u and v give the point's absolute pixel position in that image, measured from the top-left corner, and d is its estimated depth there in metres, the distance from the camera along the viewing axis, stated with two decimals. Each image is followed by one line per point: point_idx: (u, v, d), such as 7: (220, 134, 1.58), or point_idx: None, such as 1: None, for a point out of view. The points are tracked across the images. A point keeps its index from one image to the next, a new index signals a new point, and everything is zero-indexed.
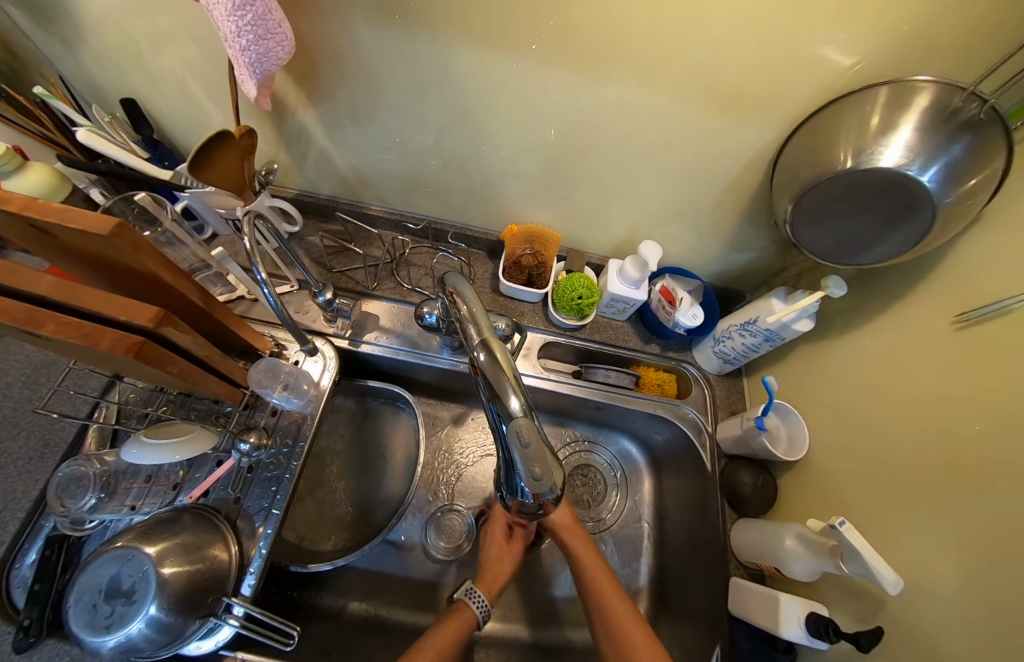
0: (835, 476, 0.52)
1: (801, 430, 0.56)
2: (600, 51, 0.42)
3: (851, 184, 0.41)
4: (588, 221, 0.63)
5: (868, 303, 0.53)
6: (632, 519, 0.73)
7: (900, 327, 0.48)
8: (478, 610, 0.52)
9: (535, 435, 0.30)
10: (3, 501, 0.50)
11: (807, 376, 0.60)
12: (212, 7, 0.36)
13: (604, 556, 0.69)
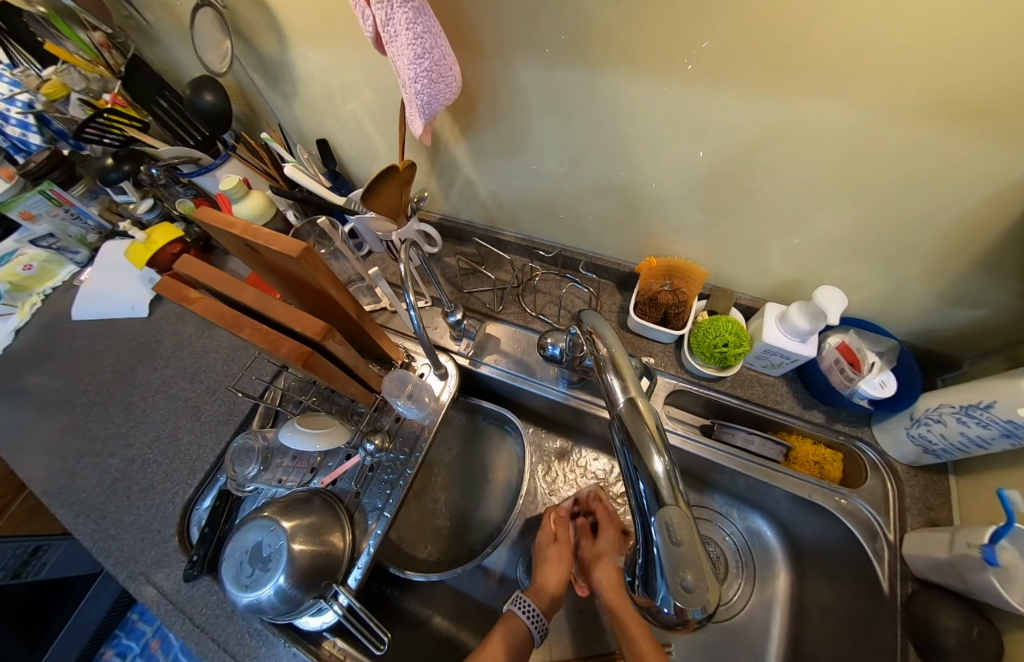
0: None
1: None
2: (786, 68, 0.35)
3: None
4: (741, 258, 0.55)
5: None
6: (759, 616, 0.60)
7: None
8: (528, 621, 0.49)
9: (688, 530, 0.25)
10: (199, 454, 0.63)
11: None
12: (398, 58, 0.41)
13: (719, 653, 0.58)
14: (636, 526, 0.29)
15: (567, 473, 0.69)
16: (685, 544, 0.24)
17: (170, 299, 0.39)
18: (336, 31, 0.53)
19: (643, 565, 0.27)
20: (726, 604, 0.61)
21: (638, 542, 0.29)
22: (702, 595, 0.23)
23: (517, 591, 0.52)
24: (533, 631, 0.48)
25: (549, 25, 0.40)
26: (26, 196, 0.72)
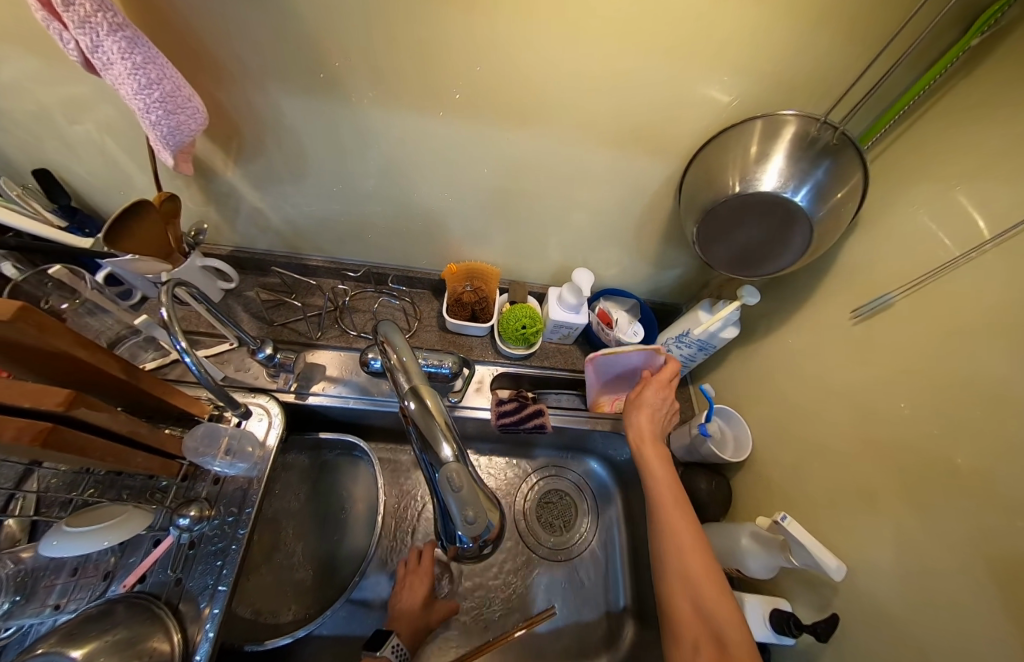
0: (779, 469, 0.55)
1: (745, 431, 0.59)
2: (515, 101, 0.45)
3: (742, 205, 0.46)
4: (525, 254, 0.66)
5: (783, 307, 0.58)
6: (605, 542, 0.72)
7: (813, 324, 0.53)
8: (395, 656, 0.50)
9: (468, 477, 0.30)
10: None
11: (742, 379, 0.64)
12: (119, 85, 0.37)
13: (580, 582, 0.69)
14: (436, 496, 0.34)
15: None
16: (463, 488, 0.29)
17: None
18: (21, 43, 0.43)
19: (443, 519, 0.32)
20: (581, 539, 0.72)
21: (437, 505, 0.34)
22: (480, 522, 0.30)
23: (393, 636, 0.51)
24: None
25: (303, 60, 0.42)
26: None
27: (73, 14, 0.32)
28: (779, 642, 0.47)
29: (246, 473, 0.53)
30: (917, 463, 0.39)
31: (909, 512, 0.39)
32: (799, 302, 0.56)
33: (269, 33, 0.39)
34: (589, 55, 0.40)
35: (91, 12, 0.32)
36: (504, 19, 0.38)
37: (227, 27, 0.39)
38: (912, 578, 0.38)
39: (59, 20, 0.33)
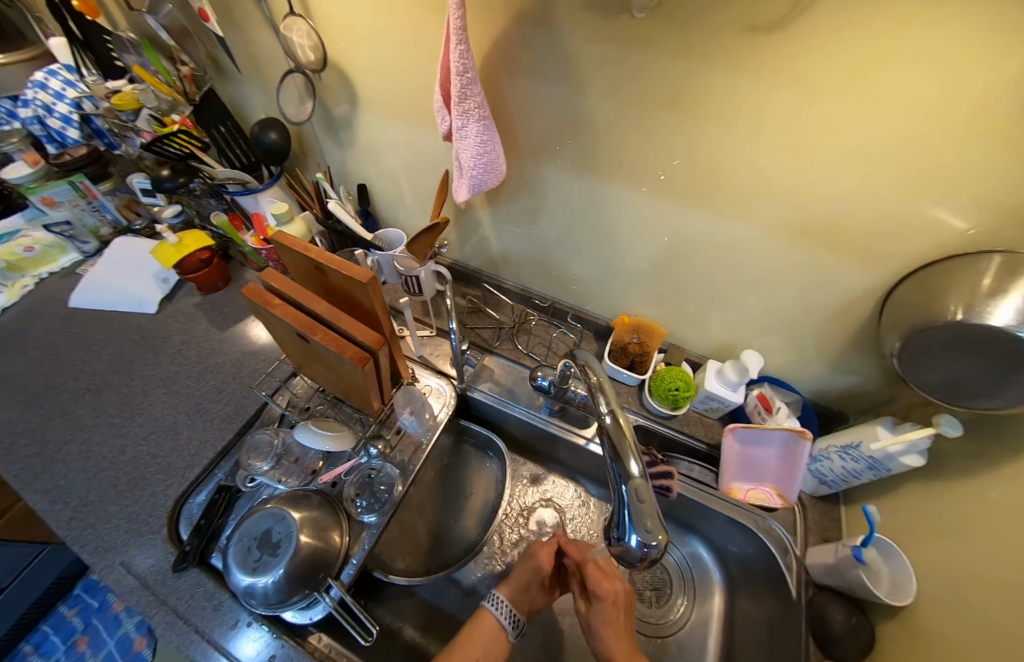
0: (940, 641, 0.44)
1: (907, 574, 0.49)
2: (729, 196, 0.51)
3: (957, 332, 0.41)
4: (690, 324, 0.71)
5: (978, 458, 0.47)
6: (696, 635, 0.68)
7: (998, 491, 0.44)
8: (503, 618, 0.51)
9: (649, 493, 0.37)
10: (197, 447, 0.66)
11: (905, 521, 0.54)
12: (462, 150, 0.52)
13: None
14: (613, 501, 0.40)
15: (538, 496, 0.78)
16: (647, 501, 0.36)
17: (252, 301, 0.48)
18: (394, 112, 0.64)
19: (618, 518, 0.38)
20: (672, 619, 0.69)
21: (614, 510, 0.40)
22: (657, 535, 0.35)
23: (495, 591, 0.53)
24: (507, 627, 0.51)
25: (578, 143, 0.55)
26: (55, 184, 0.83)
27: (460, 107, 0.48)
28: None
29: (421, 435, 0.67)
30: None
31: None
32: (1002, 452, 0.45)
33: (551, 124, 0.55)
34: (794, 169, 0.45)
35: (473, 106, 0.47)
36: (743, 136, 0.45)
37: (524, 114, 0.55)
38: None
39: (448, 109, 0.50)
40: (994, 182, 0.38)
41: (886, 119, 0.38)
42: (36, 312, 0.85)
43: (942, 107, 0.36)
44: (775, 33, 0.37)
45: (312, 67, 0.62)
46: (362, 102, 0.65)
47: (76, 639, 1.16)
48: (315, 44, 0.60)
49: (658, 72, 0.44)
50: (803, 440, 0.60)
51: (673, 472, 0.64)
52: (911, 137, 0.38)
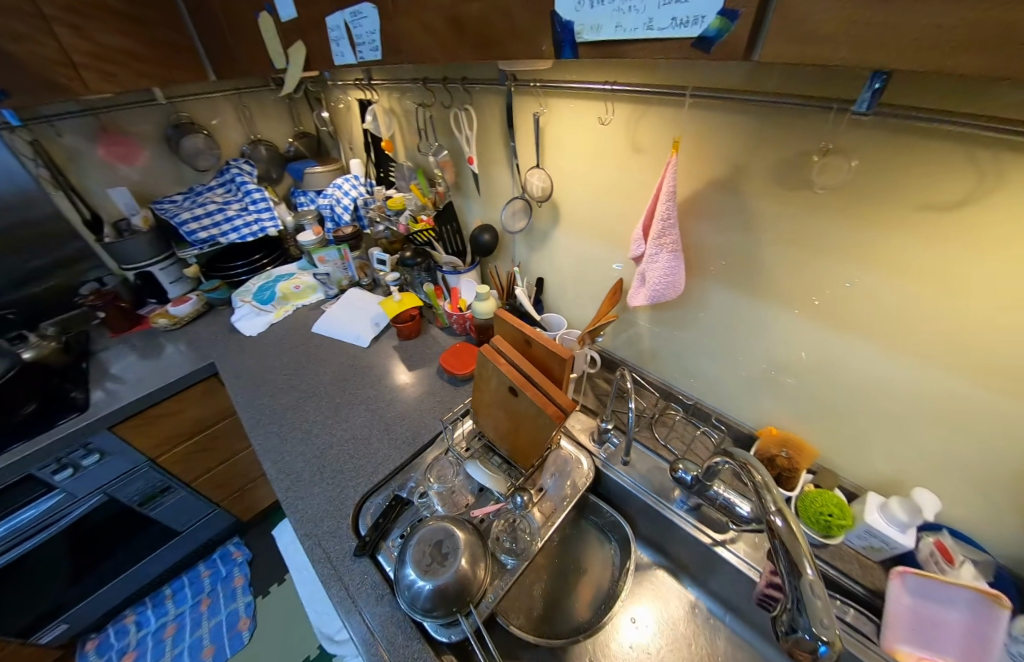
0: None
1: None
2: (897, 332, 0.56)
3: None
4: (844, 451, 0.71)
5: None
6: None
7: None
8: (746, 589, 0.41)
9: (822, 592, 0.41)
10: (383, 457, 0.83)
11: None
12: (650, 269, 0.67)
13: None
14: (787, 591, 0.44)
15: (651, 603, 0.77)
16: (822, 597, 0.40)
17: (484, 358, 0.65)
18: (583, 229, 0.84)
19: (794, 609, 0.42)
20: None
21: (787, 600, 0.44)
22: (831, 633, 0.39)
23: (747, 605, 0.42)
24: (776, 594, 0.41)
25: (745, 272, 0.67)
26: (330, 250, 1.24)
27: (656, 243, 0.64)
28: None
29: (552, 497, 0.76)
30: None
31: None
32: None
33: (718, 252, 0.68)
34: (978, 317, 0.49)
35: (670, 238, 0.63)
36: (912, 284, 0.52)
37: (697, 244, 0.70)
38: None
39: (645, 240, 0.67)
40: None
41: None
42: (289, 330, 1.20)
43: None
44: (949, 212, 0.46)
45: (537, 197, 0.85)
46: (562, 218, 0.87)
47: (201, 598, 1.38)
48: (548, 185, 0.83)
49: (832, 229, 0.55)
50: (999, 609, 0.52)
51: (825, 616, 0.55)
52: None
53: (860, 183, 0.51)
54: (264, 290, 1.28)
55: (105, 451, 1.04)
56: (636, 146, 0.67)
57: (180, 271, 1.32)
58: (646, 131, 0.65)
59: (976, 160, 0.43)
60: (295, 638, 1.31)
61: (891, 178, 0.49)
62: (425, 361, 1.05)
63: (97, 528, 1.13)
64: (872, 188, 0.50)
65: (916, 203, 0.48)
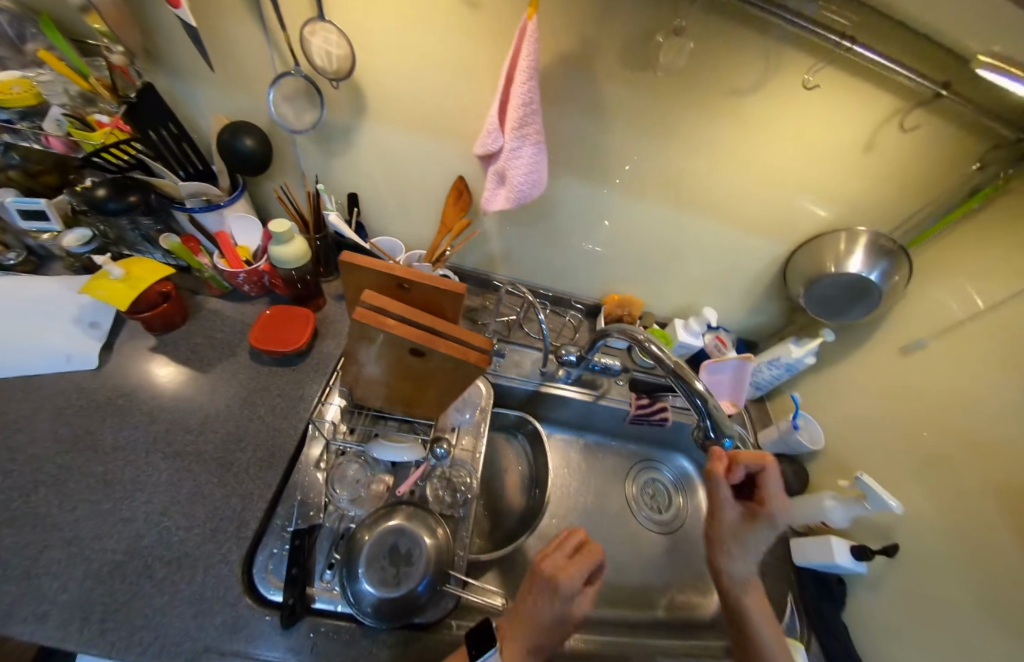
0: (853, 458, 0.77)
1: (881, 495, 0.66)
2: (699, 198, 0.71)
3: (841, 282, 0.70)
4: (659, 294, 0.93)
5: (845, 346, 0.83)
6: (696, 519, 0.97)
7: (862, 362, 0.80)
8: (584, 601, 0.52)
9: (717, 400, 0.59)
10: (243, 501, 0.57)
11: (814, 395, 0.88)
12: (512, 168, 0.59)
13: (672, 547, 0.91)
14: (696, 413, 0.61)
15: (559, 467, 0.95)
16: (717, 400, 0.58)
17: (365, 326, 0.45)
18: (411, 121, 0.65)
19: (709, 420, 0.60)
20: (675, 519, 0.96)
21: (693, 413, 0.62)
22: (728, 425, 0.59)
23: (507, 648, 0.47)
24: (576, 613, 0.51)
25: (587, 160, 0.67)
26: None
27: (519, 131, 0.55)
28: (853, 567, 0.70)
29: (467, 431, 0.73)
30: (991, 456, 0.58)
31: (961, 487, 0.61)
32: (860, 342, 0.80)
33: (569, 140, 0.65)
34: (746, 180, 0.68)
35: (531, 128, 0.55)
36: (713, 158, 0.65)
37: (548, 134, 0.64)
38: (952, 524, 0.61)
39: (501, 130, 0.57)
40: (849, 187, 0.66)
41: (797, 153, 0.63)
42: None
43: (823, 146, 0.62)
44: (743, 93, 0.56)
45: (330, 75, 0.58)
46: (375, 109, 0.64)
47: None
48: (346, 54, 0.57)
49: (662, 112, 0.60)
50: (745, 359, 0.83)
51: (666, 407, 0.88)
52: (805, 164, 0.64)
53: (693, 64, 0.54)
54: None
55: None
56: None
57: None
58: None
59: (763, 52, 0.52)
60: None
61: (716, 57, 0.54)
62: (226, 354, 0.72)
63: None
64: (699, 72, 0.55)
65: (725, 86, 0.56)
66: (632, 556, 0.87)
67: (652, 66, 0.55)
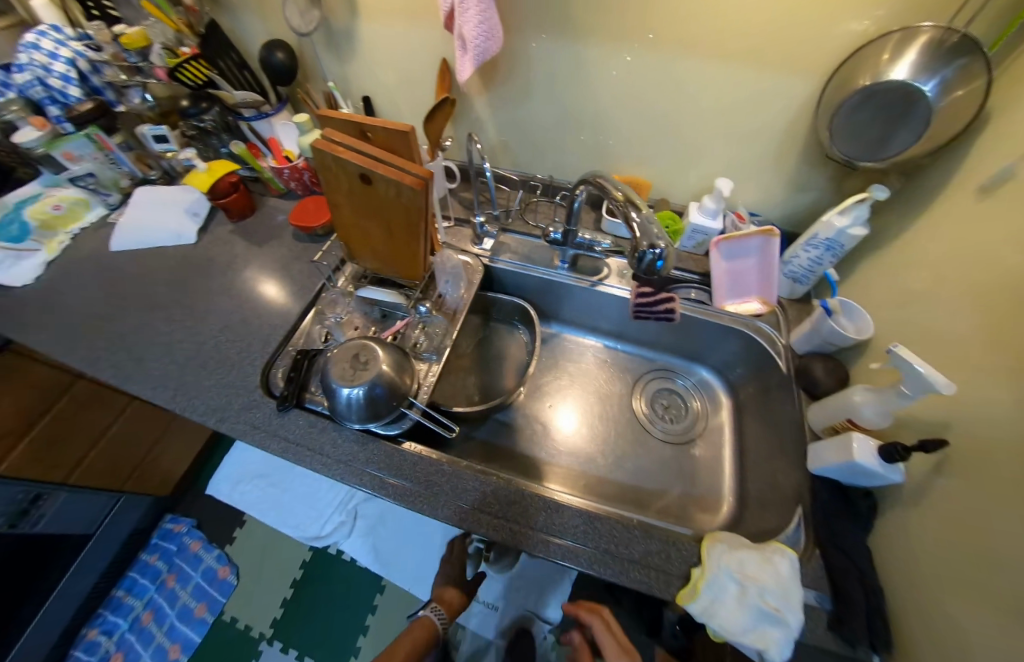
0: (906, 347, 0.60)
1: (927, 379, 0.50)
2: (687, 34, 0.62)
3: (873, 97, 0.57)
4: (673, 176, 0.83)
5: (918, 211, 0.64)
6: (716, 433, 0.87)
7: (936, 226, 0.60)
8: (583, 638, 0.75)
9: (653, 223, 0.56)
10: (269, 331, 0.76)
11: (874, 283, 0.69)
12: (466, 25, 0.62)
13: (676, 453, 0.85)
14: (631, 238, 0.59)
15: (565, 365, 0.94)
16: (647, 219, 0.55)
17: (323, 156, 0.58)
18: (390, 5, 0.71)
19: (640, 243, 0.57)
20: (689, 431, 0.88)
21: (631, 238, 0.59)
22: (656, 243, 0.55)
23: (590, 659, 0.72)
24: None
25: (556, 9, 0.64)
26: (72, 137, 0.87)
27: None
28: (881, 472, 0.55)
29: (452, 299, 0.78)
30: None
31: None
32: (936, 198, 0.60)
33: None
34: None
35: None
36: None
37: None
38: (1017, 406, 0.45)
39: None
40: None
41: None
42: (74, 265, 0.91)
43: None
44: None
45: None
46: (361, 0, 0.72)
47: (159, 579, 1.29)
48: None
49: None
50: (772, 239, 0.73)
51: (673, 299, 0.77)
52: None
53: None
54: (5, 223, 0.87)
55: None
56: None
57: None
58: None
59: None
60: (283, 554, 1.35)
61: None
62: (274, 236, 0.91)
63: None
64: None
65: None
66: (626, 453, 0.85)
67: None
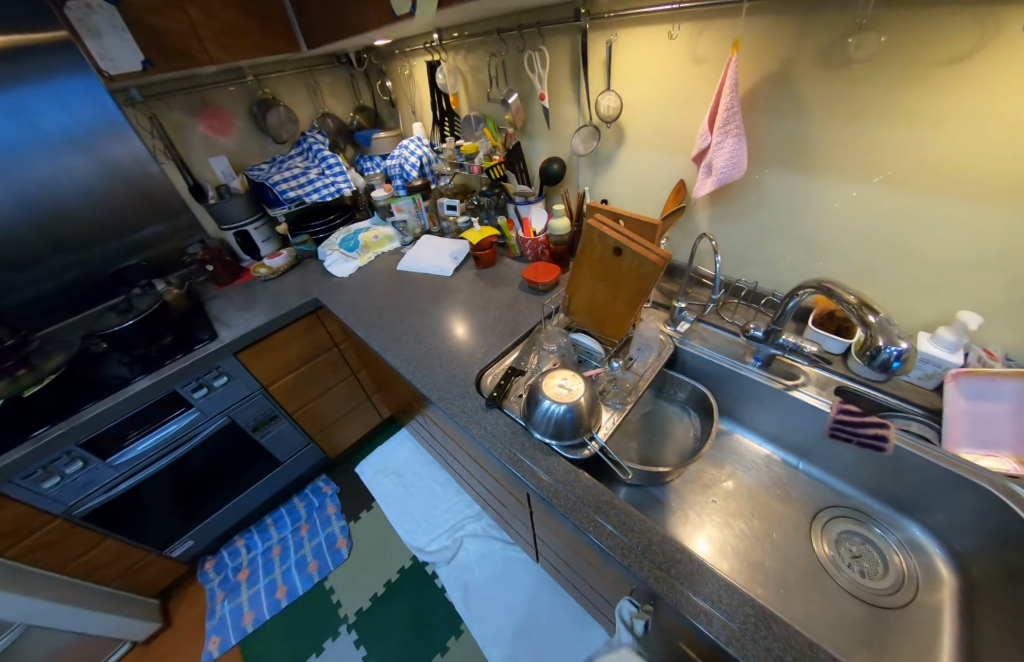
0: None
1: None
2: (931, 181, 0.68)
3: None
4: (897, 305, 0.82)
5: None
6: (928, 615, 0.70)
7: None
8: None
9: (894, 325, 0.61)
10: (489, 346, 0.98)
11: None
12: (716, 157, 0.80)
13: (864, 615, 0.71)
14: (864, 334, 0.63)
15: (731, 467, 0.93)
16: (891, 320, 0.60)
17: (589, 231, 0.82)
18: (648, 142, 0.97)
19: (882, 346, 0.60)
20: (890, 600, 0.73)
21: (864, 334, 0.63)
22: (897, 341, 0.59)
23: None
24: None
25: (794, 155, 0.80)
26: (406, 198, 1.40)
27: (723, 128, 0.77)
28: None
29: (642, 364, 0.88)
30: None
31: None
32: None
33: (773, 141, 0.81)
34: (998, 152, 0.61)
35: (734, 124, 0.77)
36: (939, 133, 0.64)
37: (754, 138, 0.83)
38: None
39: (710, 131, 0.80)
40: None
41: None
42: (373, 272, 1.35)
43: None
44: (960, 63, 0.59)
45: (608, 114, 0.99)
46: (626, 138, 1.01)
47: (301, 524, 1.56)
48: (615, 106, 0.97)
49: (871, 99, 0.68)
50: None
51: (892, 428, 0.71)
52: None
53: (892, 54, 0.63)
54: (350, 240, 1.43)
55: (232, 374, 1.20)
56: (697, 58, 0.81)
57: (271, 230, 1.50)
58: (705, 42, 0.79)
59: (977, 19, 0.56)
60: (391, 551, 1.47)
61: (918, 43, 0.61)
62: (503, 283, 1.19)
63: (210, 456, 1.28)
64: (895, 61, 0.64)
65: (933, 61, 0.61)
66: (791, 584, 0.75)
67: (846, 65, 0.68)
